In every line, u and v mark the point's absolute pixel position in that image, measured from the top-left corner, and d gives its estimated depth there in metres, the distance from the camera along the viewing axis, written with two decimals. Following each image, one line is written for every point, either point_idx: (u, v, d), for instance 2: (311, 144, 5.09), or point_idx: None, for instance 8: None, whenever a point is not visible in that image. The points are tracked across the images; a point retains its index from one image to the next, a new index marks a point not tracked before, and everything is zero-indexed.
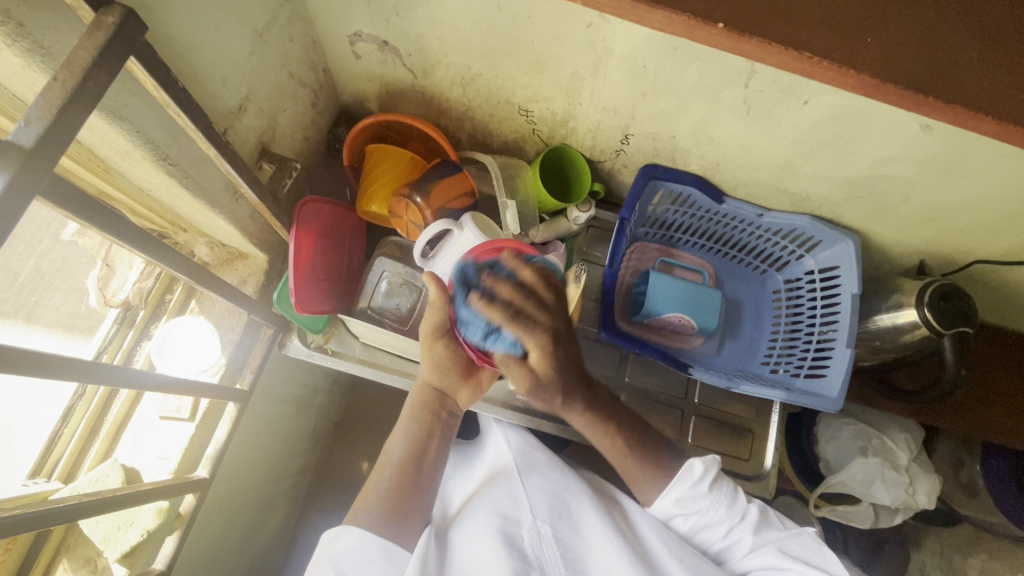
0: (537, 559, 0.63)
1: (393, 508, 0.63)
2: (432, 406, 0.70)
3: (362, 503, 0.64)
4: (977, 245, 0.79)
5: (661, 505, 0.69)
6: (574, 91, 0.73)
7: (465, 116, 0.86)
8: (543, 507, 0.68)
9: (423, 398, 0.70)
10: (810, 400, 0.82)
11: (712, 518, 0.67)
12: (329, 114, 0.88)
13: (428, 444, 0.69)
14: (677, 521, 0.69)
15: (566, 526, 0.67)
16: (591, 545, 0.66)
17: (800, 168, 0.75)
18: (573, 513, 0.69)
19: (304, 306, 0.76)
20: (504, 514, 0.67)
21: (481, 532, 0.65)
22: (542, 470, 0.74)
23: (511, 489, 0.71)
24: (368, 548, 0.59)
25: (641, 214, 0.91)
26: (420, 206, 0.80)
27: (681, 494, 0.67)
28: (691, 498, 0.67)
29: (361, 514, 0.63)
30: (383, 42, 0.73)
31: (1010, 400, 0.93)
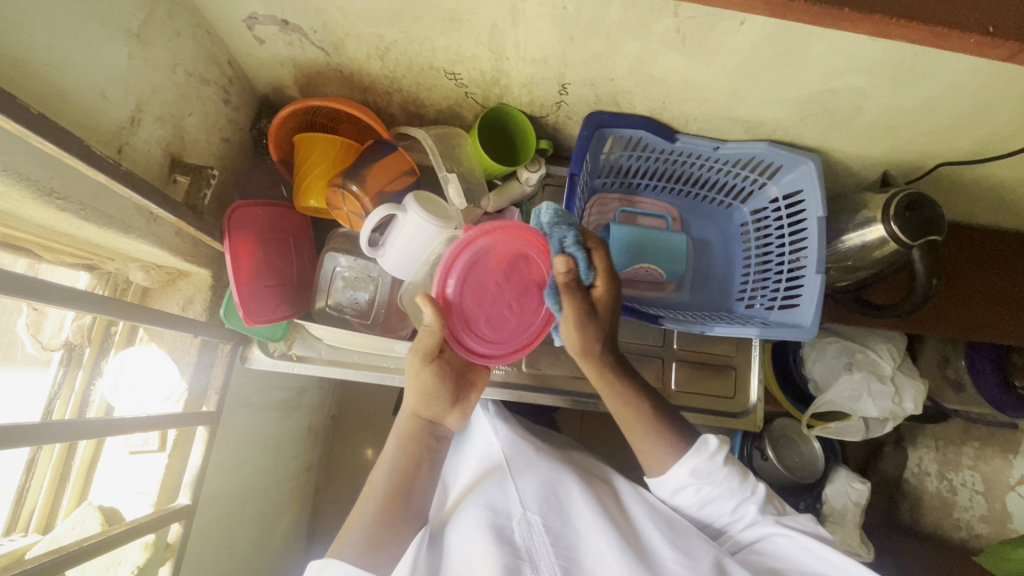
0: (528, 550, 0.63)
1: (371, 535, 0.64)
2: (421, 435, 0.69)
3: (352, 526, 0.65)
4: (939, 148, 0.76)
5: (676, 477, 0.69)
6: (497, 46, 0.67)
7: (393, 89, 0.80)
8: (532, 497, 0.69)
9: (409, 425, 0.69)
10: (784, 332, 0.79)
11: (724, 491, 0.68)
12: (248, 108, 0.82)
13: (411, 477, 0.68)
14: (686, 490, 0.69)
15: (553, 512, 0.68)
16: (584, 535, 0.66)
17: (748, 95, 0.71)
18: (564, 504, 0.69)
19: (255, 319, 0.73)
20: (494, 506, 0.68)
21: (470, 528, 0.66)
22: (531, 462, 0.75)
23: (503, 483, 0.71)
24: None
25: (594, 164, 0.87)
26: (357, 194, 0.74)
27: (698, 466, 0.68)
28: (708, 468, 0.68)
29: (344, 545, 0.63)
30: (282, 21, 0.67)
31: (988, 297, 0.92)
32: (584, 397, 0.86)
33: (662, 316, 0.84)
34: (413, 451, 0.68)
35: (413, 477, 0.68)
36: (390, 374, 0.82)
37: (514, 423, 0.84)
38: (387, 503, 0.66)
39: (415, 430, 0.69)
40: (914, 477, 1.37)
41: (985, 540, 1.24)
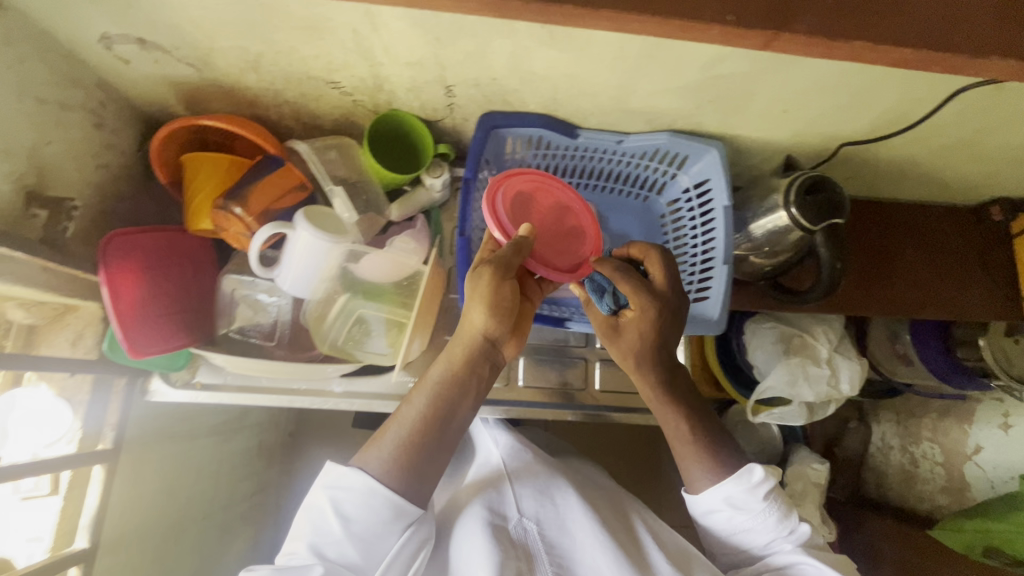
0: (524, 552, 0.66)
1: (408, 452, 0.63)
2: (477, 359, 0.68)
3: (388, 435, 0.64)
4: (840, 128, 0.74)
5: (709, 500, 0.69)
6: (367, 52, 0.64)
7: (279, 102, 0.77)
8: (530, 505, 0.71)
9: (463, 346, 0.68)
10: (691, 327, 0.79)
11: (759, 524, 0.69)
12: (132, 130, 0.78)
13: (450, 411, 0.66)
14: (717, 514, 0.70)
15: (553, 520, 0.70)
16: (576, 540, 0.68)
17: (637, 86, 0.69)
18: (561, 508, 0.72)
19: (138, 351, 0.70)
20: (492, 508, 0.70)
21: (469, 528, 0.67)
22: (532, 469, 0.77)
23: (500, 487, 0.73)
24: (376, 496, 0.59)
25: (499, 165, 0.84)
26: (240, 216, 0.72)
27: (734, 494, 0.68)
28: (746, 499, 0.68)
29: (378, 456, 0.63)
30: (139, 39, 0.64)
31: (912, 273, 0.92)
32: (505, 404, 0.85)
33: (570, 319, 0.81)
34: (467, 378, 0.67)
35: (456, 409, 0.66)
36: (300, 396, 0.80)
37: (517, 431, 0.86)
38: (424, 429, 0.64)
39: (475, 359, 0.68)
40: (879, 453, 1.41)
41: (946, 510, 1.24)
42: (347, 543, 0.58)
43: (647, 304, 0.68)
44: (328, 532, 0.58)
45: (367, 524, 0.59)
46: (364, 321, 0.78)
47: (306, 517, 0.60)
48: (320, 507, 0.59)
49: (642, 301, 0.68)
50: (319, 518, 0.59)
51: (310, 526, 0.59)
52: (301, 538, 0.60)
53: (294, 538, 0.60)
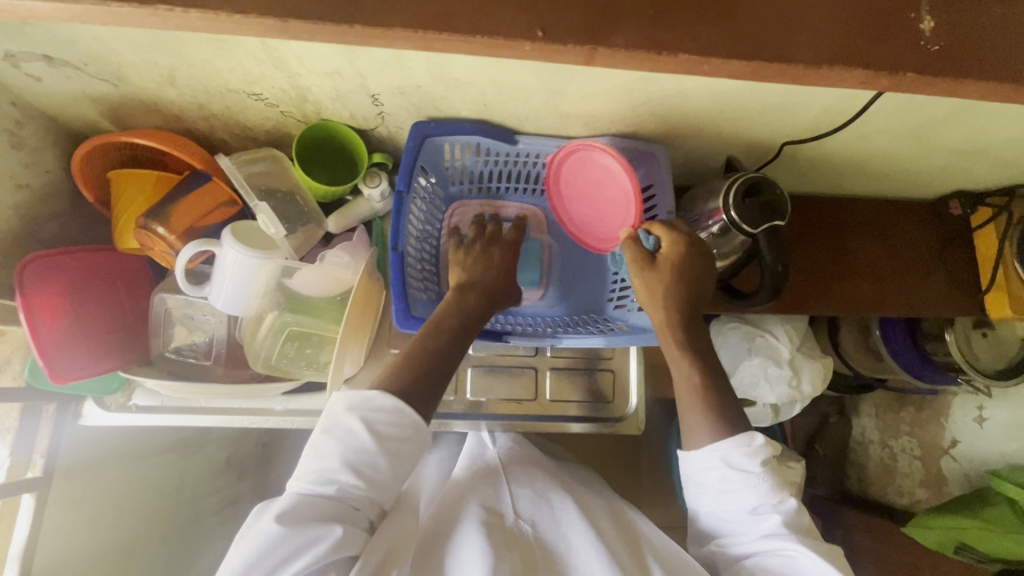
0: (523, 549, 0.62)
1: (421, 375, 0.59)
2: (478, 299, 0.69)
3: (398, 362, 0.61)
4: (782, 127, 0.71)
5: (705, 459, 0.60)
6: (281, 62, 0.62)
7: (206, 115, 0.74)
8: (526, 506, 0.68)
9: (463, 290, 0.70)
10: (630, 338, 0.76)
11: (751, 496, 0.59)
12: (58, 148, 0.76)
13: (457, 346, 0.64)
14: (709, 476, 0.60)
15: (551, 525, 0.66)
16: (574, 547, 0.63)
17: (566, 90, 0.66)
18: (559, 514, 0.68)
19: (60, 376, 0.68)
20: (489, 506, 0.67)
21: (465, 524, 0.64)
22: (528, 473, 0.75)
23: (497, 486, 0.71)
24: (403, 417, 0.55)
25: (440, 173, 0.82)
26: (163, 236, 0.71)
27: (731, 455, 0.59)
28: (743, 465, 0.59)
29: (390, 379, 0.59)
30: (45, 56, 0.62)
31: (869, 269, 0.90)
32: (452, 416, 0.84)
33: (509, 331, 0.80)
34: (475, 316, 0.68)
35: (464, 340, 0.65)
36: (240, 416, 0.79)
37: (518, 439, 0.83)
38: (437, 359, 0.62)
39: (481, 301, 0.70)
40: (859, 445, 1.38)
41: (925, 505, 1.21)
42: (380, 460, 0.54)
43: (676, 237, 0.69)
44: (362, 448, 0.53)
45: (397, 444, 0.55)
46: (297, 337, 0.76)
47: (329, 437, 0.54)
48: (349, 427, 0.54)
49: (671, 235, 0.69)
50: (349, 438, 0.54)
51: (336, 445, 0.54)
52: (326, 458, 0.54)
53: (316, 459, 0.54)
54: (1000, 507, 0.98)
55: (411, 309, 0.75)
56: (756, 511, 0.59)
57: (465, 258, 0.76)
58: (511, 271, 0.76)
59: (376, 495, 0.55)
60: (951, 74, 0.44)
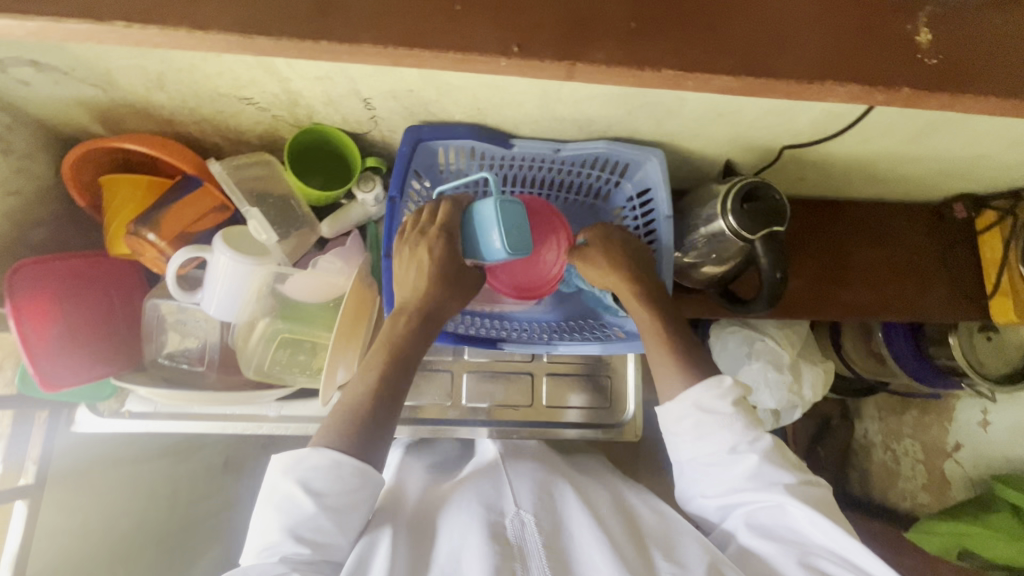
0: (522, 546, 0.59)
1: (360, 425, 0.61)
2: (416, 321, 0.67)
3: (342, 410, 0.62)
4: (782, 130, 0.70)
5: (679, 409, 0.64)
6: (270, 67, 0.61)
7: (197, 119, 0.74)
8: (526, 498, 0.66)
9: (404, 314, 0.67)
10: (626, 345, 0.76)
11: (725, 439, 0.62)
12: (49, 153, 0.76)
13: (402, 378, 0.65)
14: (685, 425, 0.64)
15: (547, 513, 0.64)
16: (575, 539, 0.61)
17: (561, 94, 0.65)
18: (558, 507, 0.66)
19: (52, 384, 0.68)
20: (488, 504, 0.65)
21: (461, 523, 0.62)
22: (526, 469, 0.73)
23: (497, 482, 0.69)
24: (343, 468, 0.57)
25: (435, 177, 0.82)
26: (155, 243, 0.70)
27: (701, 398, 0.63)
28: (714, 406, 0.62)
29: (333, 433, 0.60)
30: (32, 62, 0.61)
31: (870, 273, 0.88)
32: (448, 423, 0.84)
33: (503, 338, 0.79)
34: (416, 343, 0.66)
35: (409, 370, 0.66)
36: (233, 422, 0.78)
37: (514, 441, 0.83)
38: (381, 399, 0.63)
39: (418, 327, 0.67)
40: (862, 448, 1.37)
41: (928, 509, 1.19)
42: (323, 520, 0.56)
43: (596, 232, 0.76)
44: (302, 513, 0.55)
45: (338, 498, 0.57)
46: (290, 343, 0.76)
47: (272, 507, 0.57)
48: (287, 493, 0.56)
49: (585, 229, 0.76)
50: (288, 504, 0.56)
51: (278, 514, 0.56)
52: (271, 529, 0.56)
53: (263, 532, 0.56)
54: (1002, 513, 0.96)
55: None
56: (734, 452, 0.61)
57: (402, 270, 0.69)
58: (455, 275, 0.68)
59: (327, 554, 0.57)
60: (948, 90, 0.43)
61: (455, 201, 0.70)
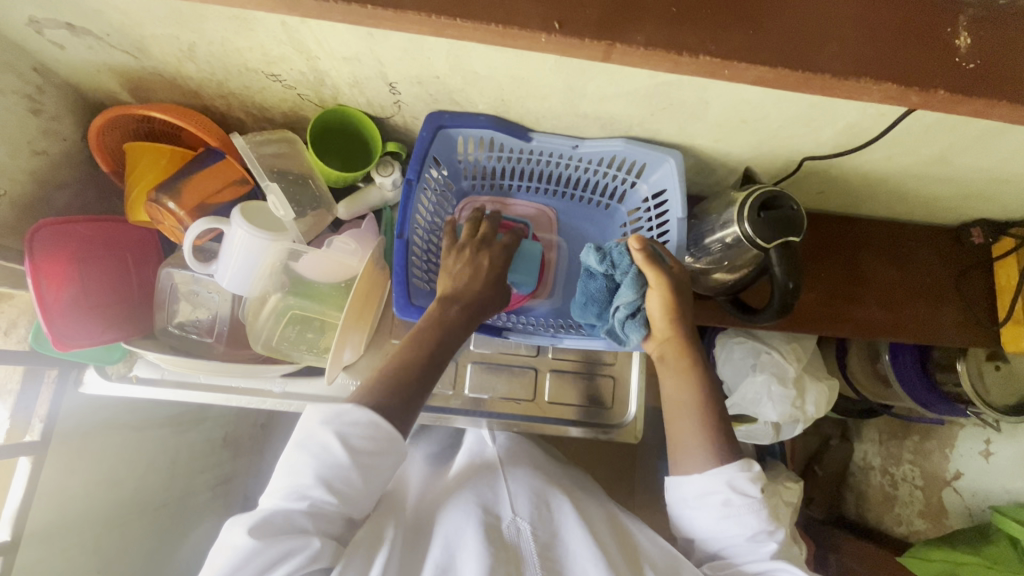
0: (516, 546, 0.61)
1: (399, 393, 0.60)
2: (467, 305, 0.68)
3: (382, 374, 0.61)
4: (803, 141, 0.70)
5: (710, 488, 0.62)
6: (301, 44, 0.62)
7: (224, 93, 0.74)
8: (524, 507, 0.66)
9: (453, 297, 0.68)
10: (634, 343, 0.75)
11: (747, 522, 0.62)
12: (75, 116, 0.76)
13: (439, 362, 0.64)
14: (711, 502, 0.62)
15: (544, 524, 0.64)
16: (571, 553, 0.61)
17: (585, 90, 0.65)
18: (555, 516, 0.66)
19: (64, 344, 0.68)
20: (485, 504, 0.65)
21: (459, 520, 0.63)
22: (524, 471, 0.74)
23: (494, 483, 0.70)
24: (380, 431, 0.56)
25: (452, 166, 0.82)
26: (173, 210, 0.70)
27: (735, 481, 0.61)
28: (743, 490, 0.62)
29: (372, 394, 0.59)
30: (67, 24, 0.62)
31: (880, 293, 0.88)
32: (449, 412, 0.84)
33: (509, 329, 0.79)
34: (459, 330, 0.66)
35: (448, 355, 0.65)
36: (236, 395, 0.78)
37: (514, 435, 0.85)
38: (417, 376, 0.62)
39: (464, 315, 0.67)
40: (860, 470, 1.35)
41: (923, 536, 1.18)
42: (355, 476, 0.55)
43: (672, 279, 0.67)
44: (335, 464, 0.54)
45: (371, 458, 0.56)
46: (299, 320, 0.77)
47: (302, 451, 0.55)
48: (323, 443, 0.55)
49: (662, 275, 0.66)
50: (323, 453, 0.54)
51: (309, 460, 0.54)
52: (301, 474, 0.54)
53: (291, 474, 0.55)
54: (1000, 544, 0.96)
55: (412, 298, 0.74)
56: (753, 539, 0.62)
57: (453, 263, 0.71)
58: (500, 281, 0.72)
59: (349, 510, 0.56)
60: (984, 100, 0.43)
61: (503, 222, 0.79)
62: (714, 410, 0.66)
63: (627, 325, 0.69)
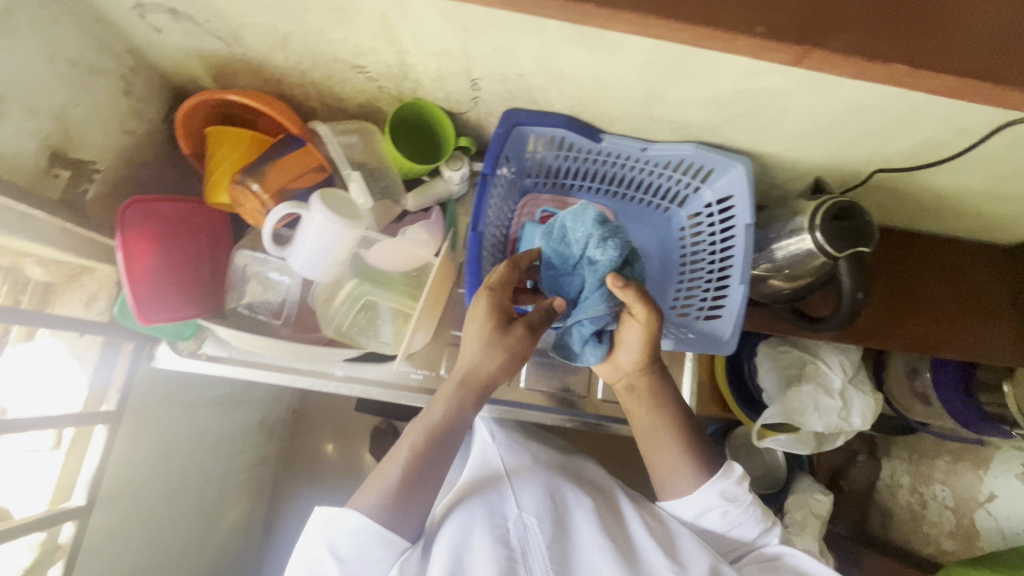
0: (525, 550, 0.65)
1: (404, 493, 0.64)
2: (475, 383, 0.67)
3: (378, 477, 0.66)
4: (876, 153, 0.71)
5: (705, 498, 0.69)
6: (394, 38, 0.64)
7: (304, 82, 0.77)
8: (530, 504, 0.69)
9: (467, 381, 0.67)
10: (701, 345, 0.76)
11: (745, 519, 0.69)
12: (159, 99, 0.79)
13: (444, 455, 0.67)
14: (709, 512, 0.69)
15: (550, 515, 0.68)
16: (581, 549, 0.66)
17: (666, 93, 0.66)
18: (561, 514, 0.69)
19: (150, 318, 0.71)
20: (492, 509, 0.69)
21: (469, 525, 0.67)
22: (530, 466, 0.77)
23: (500, 487, 0.73)
24: (368, 536, 0.61)
25: (518, 163, 0.83)
26: (258, 193, 0.72)
27: (725, 489, 0.68)
28: (736, 495, 0.69)
29: (370, 500, 0.63)
30: (171, 9, 0.64)
31: (935, 309, 0.88)
32: (503, 404, 0.83)
33: None
34: (463, 414, 0.68)
35: (452, 444, 0.68)
36: (301, 375, 0.81)
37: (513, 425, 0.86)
38: (419, 475, 0.65)
39: (474, 400, 0.67)
40: (887, 489, 1.35)
41: (952, 556, 1.18)
42: None
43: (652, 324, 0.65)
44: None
45: (360, 562, 0.61)
46: (370, 306, 0.78)
47: (300, 564, 0.62)
48: (315, 554, 0.61)
49: (640, 312, 0.64)
50: (315, 563, 0.61)
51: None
52: None
53: None
54: None
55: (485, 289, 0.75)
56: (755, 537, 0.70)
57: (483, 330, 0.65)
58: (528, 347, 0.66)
59: None
60: None
61: (512, 263, 0.68)
62: (691, 438, 0.72)
63: (587, 344, 0.69)
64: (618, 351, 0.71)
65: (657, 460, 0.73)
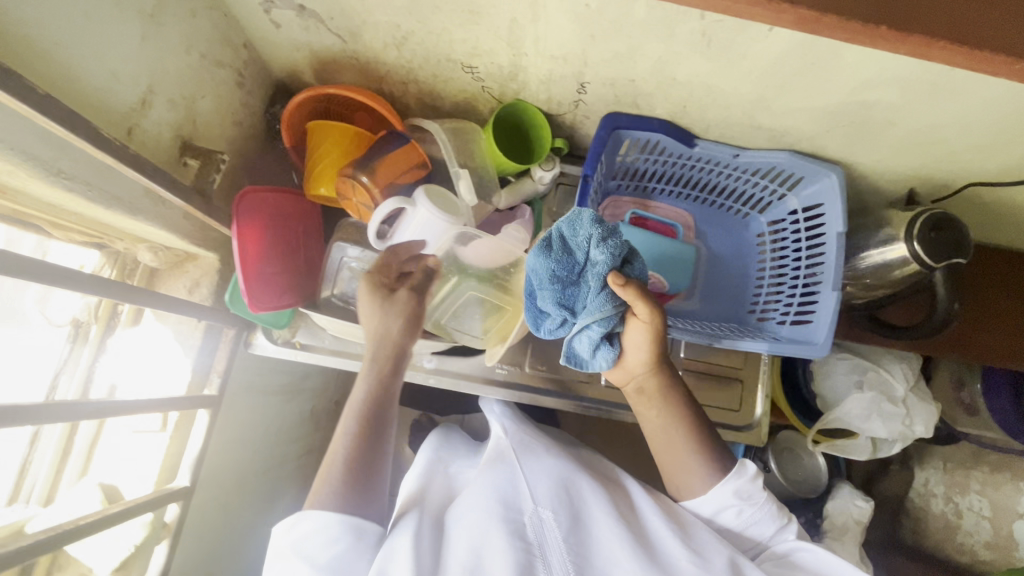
0: (540, 543, 0.61)
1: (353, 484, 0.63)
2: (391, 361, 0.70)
3: (325, 468, 0.65)
4: (972, 167, 0.72)
5: (718, 497, 0.66)
6: (516, 41, 0.65)
7: (408, 80, 0.78)
8: (544, 493, 0.66)
9: (386, 355, 0.70)
10: (796, 348, 0.77)
11: (762, 517, 0.67)
12: (263, 91, 0.80)
13: (377, 439, 0.67)
14: (726, 512, 0.67)
15: (563, 504, 0.65)
16: (597, 539, 0.63)
17: (773, 102, 0.68)
18: (575, 502, 0.67)
19: (259, 307, 0.73)
20: (505, 499, 0.66)
21: (476, 515, 0.64)
22: (540, 456, 0.75)
23: (511, 476, 0.70)
24: (332, 532, 0.59)
25: (609, 165, 0.85)
26: (367, 185, 0.74)
27: (740, 487, 0.66)
28: (749, 492, 0.66)
29: (325, 494, 0.62)
30: (299, 6, 0.66)
31: (1009, 321, 0.89)
32: (587, 401, 0.85)
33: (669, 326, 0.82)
34: (387, 386, 0.69)
35: (388, 421, 0.68)
36: None
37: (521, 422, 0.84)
38: (358, 459, 0.64)
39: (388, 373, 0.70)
40: (918, 497, 1.25)
41: None
42: None
43: (656, 322, 0.63)
44: None
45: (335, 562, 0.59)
46: (468, 301, 0.79)
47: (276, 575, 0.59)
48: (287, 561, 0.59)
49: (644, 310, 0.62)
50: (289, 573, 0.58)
51: None
52: None
53: None
54: None
55: None
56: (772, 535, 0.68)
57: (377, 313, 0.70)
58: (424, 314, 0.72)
59: None
60: None
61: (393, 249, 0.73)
62: (704, 432, 0.68)
63: (599, 349, 0.64)
64: (625, 354, 0.67)
65: (671, 461, 0.69)
